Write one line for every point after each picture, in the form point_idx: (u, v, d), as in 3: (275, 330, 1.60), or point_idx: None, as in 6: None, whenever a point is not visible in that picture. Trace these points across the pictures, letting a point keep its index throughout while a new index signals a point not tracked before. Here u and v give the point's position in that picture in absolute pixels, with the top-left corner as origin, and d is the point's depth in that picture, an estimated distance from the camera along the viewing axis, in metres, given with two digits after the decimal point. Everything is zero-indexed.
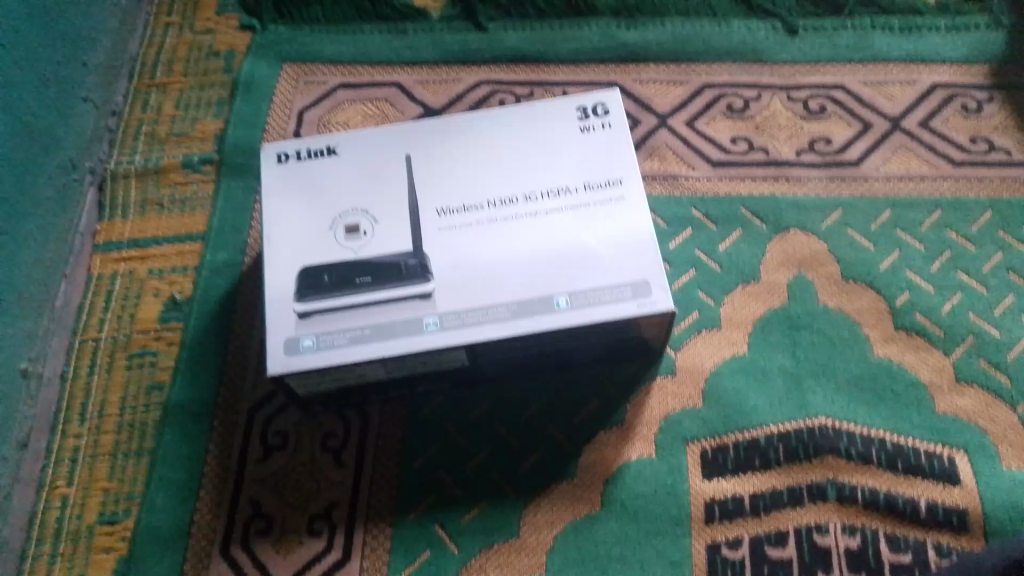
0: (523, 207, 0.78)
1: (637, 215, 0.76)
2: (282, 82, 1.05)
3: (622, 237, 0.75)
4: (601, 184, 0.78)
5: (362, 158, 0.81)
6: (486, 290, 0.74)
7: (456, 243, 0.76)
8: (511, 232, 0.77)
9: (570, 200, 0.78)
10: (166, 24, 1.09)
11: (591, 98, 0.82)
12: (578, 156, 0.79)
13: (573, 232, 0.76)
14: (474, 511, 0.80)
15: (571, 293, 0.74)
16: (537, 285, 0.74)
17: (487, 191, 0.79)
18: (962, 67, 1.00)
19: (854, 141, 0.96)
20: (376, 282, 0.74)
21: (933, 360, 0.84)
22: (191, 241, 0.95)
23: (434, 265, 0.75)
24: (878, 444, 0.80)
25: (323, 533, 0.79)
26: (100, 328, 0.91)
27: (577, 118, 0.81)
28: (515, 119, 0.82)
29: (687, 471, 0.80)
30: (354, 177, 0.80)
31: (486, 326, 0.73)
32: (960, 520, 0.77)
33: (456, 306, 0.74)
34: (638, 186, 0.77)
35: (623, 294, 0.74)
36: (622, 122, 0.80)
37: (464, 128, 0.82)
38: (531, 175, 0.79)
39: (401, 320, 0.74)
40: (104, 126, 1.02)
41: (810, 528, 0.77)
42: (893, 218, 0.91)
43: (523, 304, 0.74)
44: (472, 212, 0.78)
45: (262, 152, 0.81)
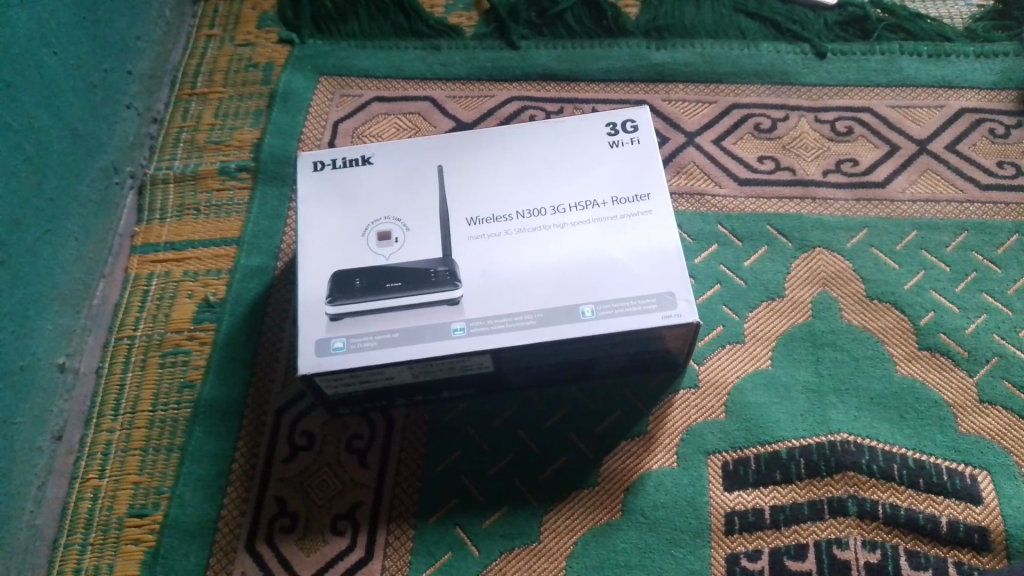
0: (551, 218, 0.79)
1: (664, 228, 0.77)
2: (318, 94, 1.07)
3: (649, 250, 0.77)
4: (629, 198, 0.79)
5: (396, 167, 0.83)
6: (514, 298, 0.76)
7: (486, 251, 0.78)
8: (539, 242, 0.78)
9: (597, 212, 0.79)
10: (208, 36, 1.13)
11: (621, 115, 0.83)
12: (607, 170, 0.81)
13: (601, 244, 0.77)
14: (495, 515, 0.81)
15: (597, 303, 0.75)
16: (563, 294, 0.76)
17: (516, 202, 0.80)
18: (990, 92, 1.01)
19: (881, 163, 0.97)
20: (406, 286, 0.76)
21: (957, 380, 0.84)
22: (225, 244, 0.97)
23: (463, 271, 0.77)
24: (900, 460, 0.80)
25: (346, 533, 0.81)
26: (135, 327, 0.93)
27: (606, 133, 0.83)
28: (546, 134, 0.84)
29: (708, 482, 0.81)
30: (387, 185, 0.82)
31: (513, 332, 0.74)
32: (982, 539, 0.77)
33: (484, 312, 0.75)
34: (666, 201, 0.79)
35: (648, 305, 0.75)
36: (651, 138, 0.82)
37: (495, 140, 0.84)
38: (560, 187, 0.81)
39: (429, 324, 0.75)
40: (146, 133, 1.05)
41: (830, 542, 0.77)
42: (918, 239, 0.92)
43: (550, 312, 0.75)
44: (501, 222, 0.79)
45: (298, 160, 0.83)
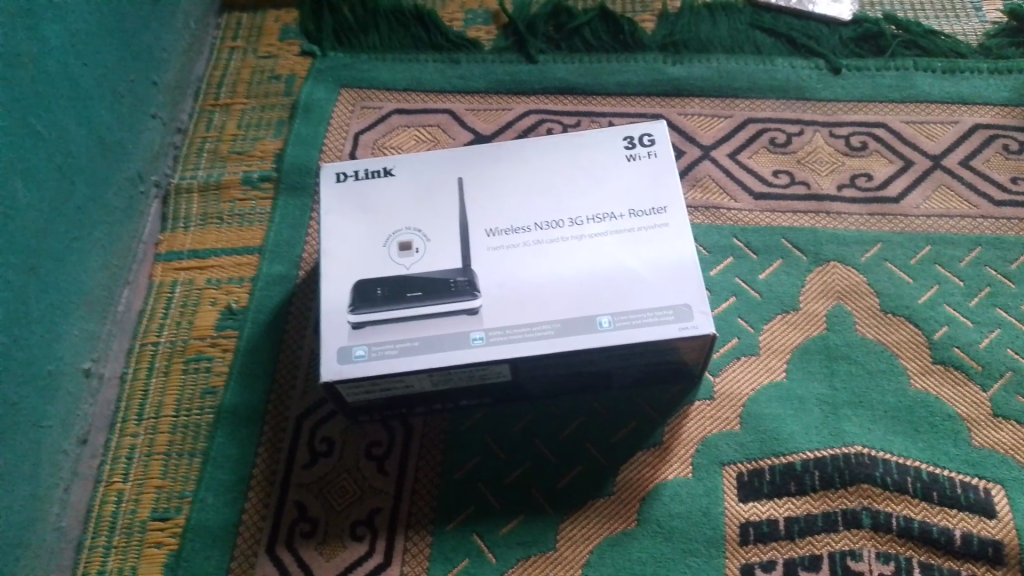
0: (569, 230, 0.81)
1: (680, 241, 0.79)
2: (339, 106, 1.09)
3: (666, 263, 0.78)
4: (646, 211, 0.80)
5: (417, 179, 0.84)
6: (532, 308, 0.77)
7: (505, 262, 0.79)
8: (558, 254, 0.80)
9: (615, 224, 0.80)
10: (231, 48, 1.15)
11: (638, 129, 0.85)
12: (624, 183, 0.82)
13: (618, 256, 0.79)
14: (512, 523, 0.82)
15: (614, 314, 0.76)
16: (580, 305, 0.77)
17: (536, 213, 0.82)
18: (1004, 109, 1.02)
19: (895, 178, 0.98)
20: (427, 296, 0.77)
21: (970, 395, 0.85)
22: (248, 253, 0.99)
23: (482, 282, 0.78)
24: (914, 473, 0.81)
25: (365, 538, 0.82)
26: (159, 333, 0.95)
27: (624, 147, 0.84)
28: (564, 147, 0.85)
29: (723, 493, 0.81)
30: (409, 196, 0.83)
31: (532, 342, 0.76)
32: (995, 552, 0.77)
33: (503, 322, 0.77)
34: (682, 214, 0.80)
35: (665, 317, 0.76)
36: (668, 152, 0.83)
37: (515, 152, 0.85)
38: (578, 200, 0.82)
39: (449, 334, 0.76)
40: (170, 142, 1.07)
41: (844, 554, 0.78)
42: (932, 254, 0.93)
43: (567, 323, 0.76)
44: (520, 233, 0.81)
45: (321, 171, 0.85)
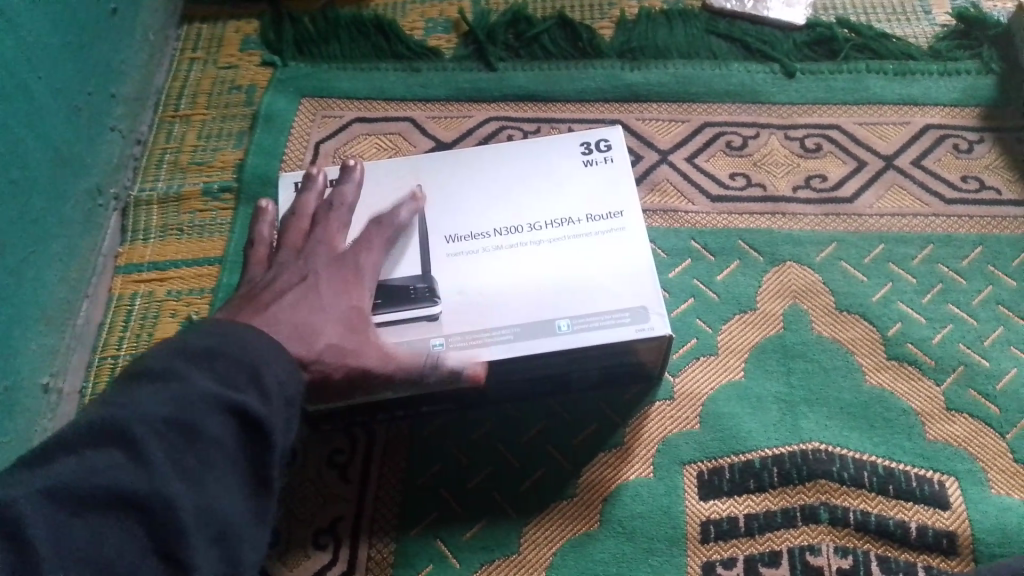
0: (527, 235, 0.81)
1: (636, 243, 0.80)
2: (300, 115, 1.09)
3: (622, 266, 0.79)
4: (603, 216, 0.81)
5: (375, 187, 0.85)
6: (491, 313, 0.77)
7: (463, 268, 0.80)
8: (516, 259, 0.80)
9: (573, 229, 0.81)
10: (191, 59, 1.15)
11: (594, 135, 0.86)
12: (580, 188, 0.83)
13: (576, 260, 0.79)
14: (474, 528, 0.82)
15: (572, 318, 0.77)
16: (539, 309, 0.77)
17: (494, 219, 0.82)
18: (954, 109, 1.04)
19: (849, 179, 1.00)
20: (387, 302, 0.77)
21: (924, 389, 0.87)
22: (209, 264, 0.99)
23: (442, 288, 0.78)
24: (870, 468, 0.82)
25: (328, 547, 0.81)
26: (119, 347, 0.95)
27: (581, 152, 0.85)
28: (522, 153, 0.86)
29: (684, 492, 0.82)
30: (367, 204, 0.84)
31: (491, 347, 0.76)
32: (949, 543, 0.79)
33: (462, 328, 0.77)
34: (638, 218, 0.81)
35: (621, 319, 0.76)
36: (624, 157, 0.85)
37: (473, 160, 0.86)
38: (536, 206, 0.83)
39: (408, 340, 0.76)
40: (130, 154, 1.07)
41: (803, 549, 0.79)
42: (885, 252, 0.94)
43: (526, 327, 0.76)
44: (479, 239, 0.81)
45: (279, 181, 0.86)
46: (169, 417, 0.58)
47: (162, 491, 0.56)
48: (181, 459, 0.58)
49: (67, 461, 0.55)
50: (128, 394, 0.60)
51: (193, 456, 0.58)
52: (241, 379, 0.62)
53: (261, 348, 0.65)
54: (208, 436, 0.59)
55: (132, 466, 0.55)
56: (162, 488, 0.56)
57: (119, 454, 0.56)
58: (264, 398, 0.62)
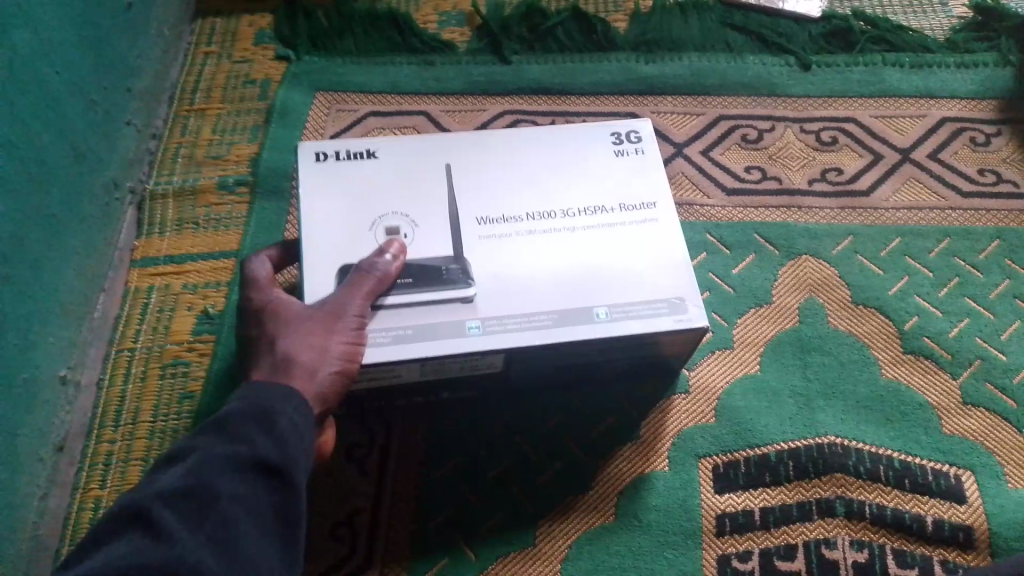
0: (561, 221, 0.80)
1: (668, 235, 0.79)
2: (314, 109, 1.09)
3: (657, 258, 0.78)
4: (636, 206, 0.81)
5: (399, 164, 0.83)
6: (525, 298, 0.76)
7: (495, 252, 0.78)
8: (549, 244, 0.79)
9: (606, 218, 0.80)
10: (205, 53, 1.15)
11: (625, 125, 0.86)
12: (610, 178, 0.83)
13: (609, 248, 0.78)
14: (492, 520, 0.82)
15: (610, 306, 0.75)
16: (575, 295, 0.76)
17: (526, 204, 0.81)
18: (971, 102, 1.03)
19: (865, 172, 0.99)
20: (418, 283, 0.75)
21: (941, 383, 0.86)
22: (225, 258, 1.00)
23: (475, 271, 0.77)
24: (886, 461, 0.82)
25: (346, 539, 0.81)
26: (135, 339, 0.96)
27: (611, 142, 0.85)
28: (549, 141, 0.85)
29: (700, 485, 0.82)
30: (392, 180, 0.82)
31: (528, 332, 0.74)
32: (966, 538, 0.78)
33: (498, 312, 0.75)
34: (670, 210, 0.81)
35: (659, 309, 0.75)
36: (655, 149, 0.85)
37: (498, 144, 0.85)
38: (568, 192, 0.82)
39: (443, 322, 0.74)
40: (145, 148, 1.07)
41: (819, 542, 0.79)
42: (902, 246, 0.94)
43: (564, 313, 0.75)
44: (512, 223, 0.80)
45: (299, 149, 0.82)
46: (181, 487, 0.54)
47: (191, 562, 0.51)
48: (205, 526, 0.53)
49: (92, 559, 0.50)
50: (147, 480, 0.56)
51: (215, 522, 0.53)
52: (255, 427, 0.58)
53: (264, 392, 0.61)
54: (226, 498, 0.54)
55: (156, 548, 0.51)
56: (191, 559, 0.51)
57: (138, 538, 0.52)
58: (281, 446, 0.58)
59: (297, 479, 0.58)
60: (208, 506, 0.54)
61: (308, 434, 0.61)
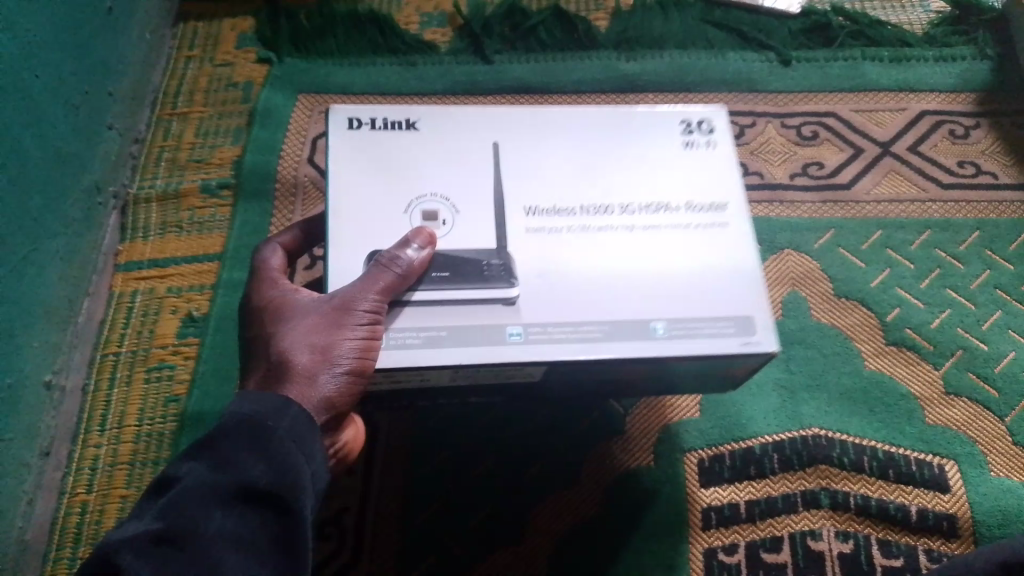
0: (619, 218, 0.70)
1: (741, 245, 0.70)
2: (297, 112, 1.09)
3: (726, 269, 0.69)
4: (705, 207, 0.71)
5: (439, 141, 0.72)
6: (578, 303, 0.67)
7: (544, 248, 0.69)
8: (604, 244, 0.69)
9: (671, 217, 0.71)
10: (187, 57, 1.15)
11: (696, 113, 0.76)
12: (681, 172, 0.73)
13: (671, 252, 0.69)
14: (479, 517, 0.82)
15: (670, 321, 0.66)
16: (631, 305, 0.67)
17: (580, 195, 0.71)
18: (950, 95, 1.04)
19: (845, 166, 1.00)
20: (455, 278, 0.66)
21: (923, 373, 0.87)
22: (209, 260, 1.00)
23: (520, 268, 0.68)
24: (870, 452, 0.83)
25: (333, 540, 0.81)
26: (120, 343, 0.96)
27: (680, 131, 0.75)
28: (617, 125, 0.75)
29: (685, 479, 0.83)
30: (429, 160, 0.71)
31: (576, 342, 0.65)
32: (950, 526, 0.79)
33: (543, 320, 0.66)
34: (747, 216, 0.71)
35: (725, 329, 0.67)
36: (729, 142, 0.74)
37: (558, 121, 0.74)
38: (628, 184, 0.72)
39: (480, 326, 0.65)
40: (128, 152, 1.07)
41: (804, 533, 0.79)
42: (884, 238, 0.95)
43: (617, 325, 0.66)
44: (565, 216, 0.70)
45: (330, 113, 0.72)
46: (160, 529, 0.51)
47: None
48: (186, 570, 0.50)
49: None
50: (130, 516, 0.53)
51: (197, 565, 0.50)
52: (246, 451, 0.54)
53: (260, 407, 0.56)
54: (213, 537, 0.51)
55: None
56: None
57: None
58: (274, 470, 0.54)
59: (294, 504, 0.54)
60: (190, 546, 0.50)
61: (308, 451, 0.57)
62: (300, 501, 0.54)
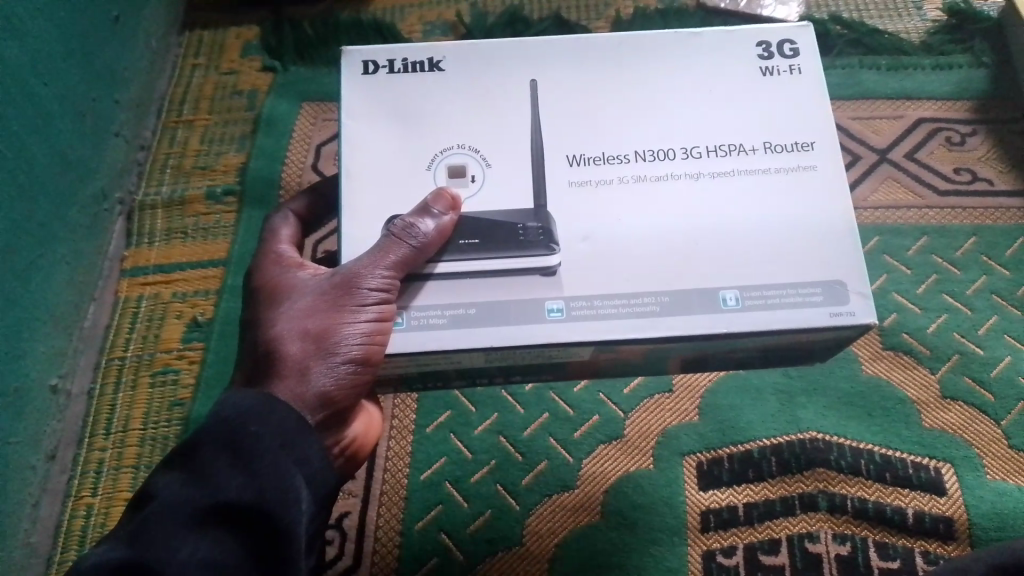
0: (681, 165, 0.63)
1: (826, 192, 0.62)
2: (301, 120, 1.11)
3: (811, 218, 0.61)
4: (787, 147, 0.63)
5: (473, 80, 0.66)
6: (630, 265, 0.60)
7: (591, 203, 0.62)
8: (661, 196, 0.62)
9: (743, 162, 0.63)
10: (193, 65, 1.17)
11: (775, 35, 0.67)
12: (758, 105, 0.65)
13: (742, 201, 0.62)
14: (479, 520, 0.82)
15: (741, 289, 0.59)
16: (694, 271, 0.60)
17: (635, 141, 0.64)
18: (947, 103, 1.05)
19: (843, 173, 1.01)
20: (486, 247, 0.61)
21: (920, 378, 0.88)
22: (213, 266, 1.01)
23: (562, 228, 0.61)
24: (867, 456, 0.83)
25: (335, 541, 0.82)
26: (126, 348, 0.97)
27: (757, 56, 0.66)
28: (679, 53, 0.67)
29: (684, 483, 0.83)
30: (463, 102, 0.65)
31: (628, 317, 0.59)
32: (946, 529, 0.80)
33: (588, 291, 0.60)
34: (833, 156, 0.63)
35: (810, 296, 0.59)
36: (813, 69, 0.66)
37: (611, 49, 0.67)
38: (693, 125, 0.64)
39: (515, 302, 0.60)
40: (134, 160, 1.08)
41: (802, 536, 0.80)
42: (881, 245, 0.96)
43: (678, 297, 0.59)
44: (614, 165, 0.63)
45: (343, 56, 0.66)
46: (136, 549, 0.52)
47: None
48: None
49: None
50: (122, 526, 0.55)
51: None
52: (224, 461, 0.54)
53: (243, 409, 0.55)
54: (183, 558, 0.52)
55: None
56: None
57: None
58: (250, 482, 0.53)
59: (273, 518, 0.53)
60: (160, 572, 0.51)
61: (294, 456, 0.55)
62: (281, 516, 0.53)
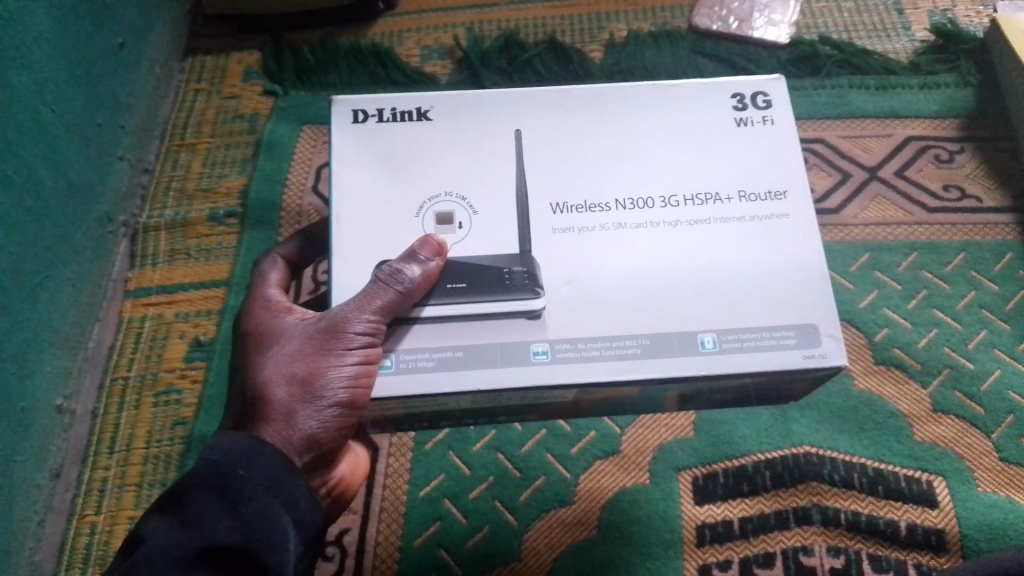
0: (659, 213, 0.64)
1: (799, 240, 0.63)
2: (301, 143, 1.13)
3: (787, 263, 0.63)
4: (762, 195, 0.65)
5: (461, 127, 0.68)
6: (610, 308, 0.62)
7: (575, 247, 0.64)
8: (640, 242, 0.64)
9: (719, 209, 0.64)
10: (196, 90, 1.19)
11: (749, 86, 0.69)
12: (734, 155, 0.66)
13: (719, 248, 0.63)
14: (477, 535, 0.84)
15: (720, 332, 0.61)
16: (674, 317, 0.61)
17: (615, 189, 0.65)
18: (934, 121, 1.07)
19: (833, 191, 1.02)
20: (472, 290, 0.62)
21: (910, 392, 0.89)
22: (215, 287, 1.03)
23: (546, 272, 0.63)
24: (860, 469, 0.85)
25: (335, 557, 0.83)
26: (130, 368, 0.98)
27: (733, 106, 0.68)
28: (660, 103, 0.69)
29: (679, 497, 0.84)
30: (451, 150, 0.67)
31: (611, 360, 0.61)
32: (938, 541, 0.81)
33: (572, 333, 0.61)
34: (807, 204, 0.64)
35: (786, 339, 0.61)
36: (787, 121, 0.68)
37: (594, 100, 0.69)
38: (673, 173, 0.66)
39: (502, 344, 0.61)
40: (138, 183, 1.10)
41: (796, 549, 0.81)
42: (870, 261, 0.97)
43: (658, 339, 0.61)
44: (595, 212, 0.65)
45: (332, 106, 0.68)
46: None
47: None
48: None
49: None
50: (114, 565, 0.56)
51: None
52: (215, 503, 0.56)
53: (231, 454, 0.57)
54: None
55: None
56: None
57: None
58: (241, 523, 0.55)
59: (262, 558, 0.55)
60: None
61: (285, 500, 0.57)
62: (269, 557, 0.55)
